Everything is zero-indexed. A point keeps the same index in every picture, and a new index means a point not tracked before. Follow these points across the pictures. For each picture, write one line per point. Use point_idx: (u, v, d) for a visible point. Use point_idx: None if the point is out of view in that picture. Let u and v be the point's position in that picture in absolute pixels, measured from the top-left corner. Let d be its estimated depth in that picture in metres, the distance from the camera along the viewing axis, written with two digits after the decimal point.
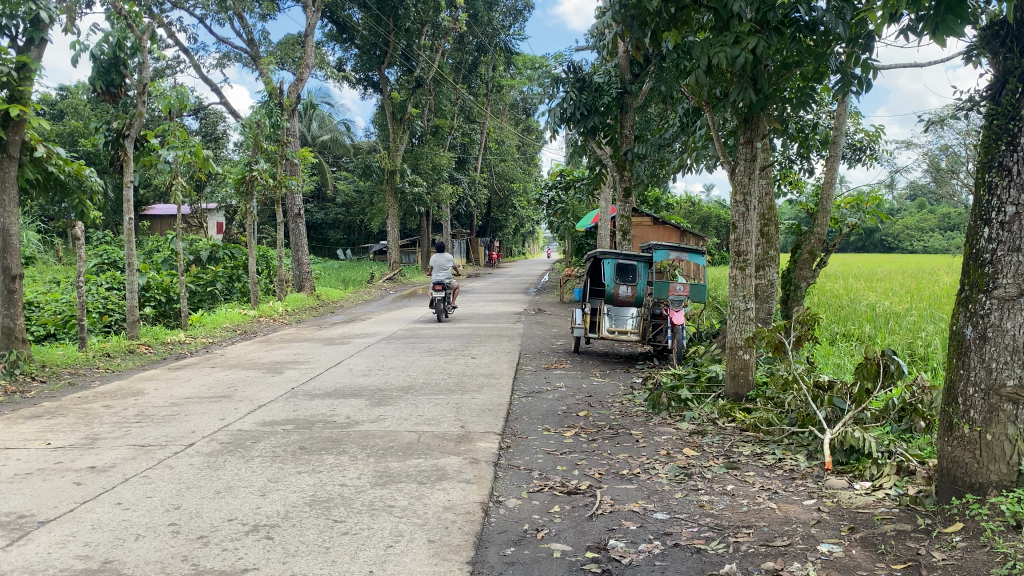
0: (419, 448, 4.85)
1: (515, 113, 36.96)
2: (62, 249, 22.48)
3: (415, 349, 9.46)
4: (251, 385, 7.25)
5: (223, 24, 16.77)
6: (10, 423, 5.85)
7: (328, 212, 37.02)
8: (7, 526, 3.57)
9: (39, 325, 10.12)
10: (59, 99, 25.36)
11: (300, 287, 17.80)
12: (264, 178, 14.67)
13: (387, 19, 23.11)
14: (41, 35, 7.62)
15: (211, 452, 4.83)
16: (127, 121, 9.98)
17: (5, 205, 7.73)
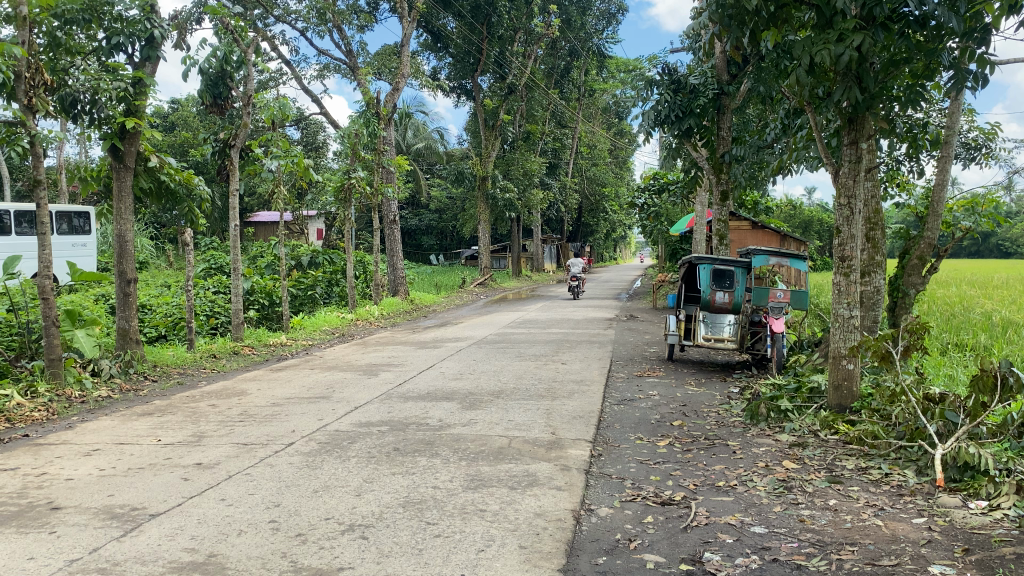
0: (510, 453, 4.86)
1: (607, 117, 36.76)
2: (173, 254, 23.70)
3: (506, 354, 9.50)
4: (348, 387, 7.42)
5: (323, 36, 17.28)
6: (124, 420, 6.16)
7: (422, 218, 37.71)
8: (121, 518, 3.76)
9: (152, 327, 10.66)
10: (171, 112, 26.75)
11: (395, 291, 18.19)
12: (362, 186, 15.05)
13: (481, 27, 23.27)
14: (156, 52, 7.99)
15: (310, 451, 4.97)
16: (233, 132, 10.43)
17: (122, 214, 8.18)
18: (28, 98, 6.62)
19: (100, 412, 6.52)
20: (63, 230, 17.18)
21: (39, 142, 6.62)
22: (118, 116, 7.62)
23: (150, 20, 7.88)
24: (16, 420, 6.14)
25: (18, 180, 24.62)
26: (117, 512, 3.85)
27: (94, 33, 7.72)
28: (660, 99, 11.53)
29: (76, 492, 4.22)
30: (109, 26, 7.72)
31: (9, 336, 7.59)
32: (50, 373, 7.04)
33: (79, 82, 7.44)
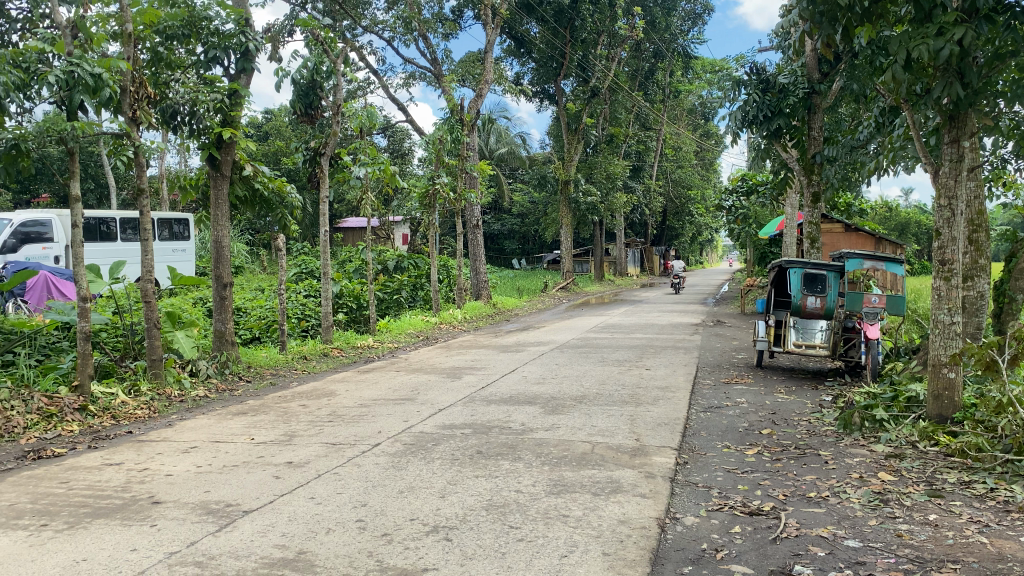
0: (593, 459, 4.83)
1: (692, 118, 36.21)
2: (266, 259, 24.54)
3: (589, 359, 9.46)
4: (432, 389, 7.52)
5: (409, 45, 17.60)
6: (220, 419, 6.39)
7: (504, 223, 37.98)
8: (216, 513, 3.90)
9: (246, 329, 11.02)
10: (264, 122, 27.67)
11: (478, 295, 18.35)
12: (446, 192, 15.27)
13: (564, 31, 23.22)
14: (250, 64, 8.23)
15: (395, 452, 5.06)
16: (323, 140, 10.74)
17: (219, 220, 8.53)
18: (132, 110, 6.95)
19: (197, 411, 6.79)
20: (164, 237, 17.94)
21: (142, 153, 6.95)
22: (215, 127, 7.91)
23: (245, 33, 8.14)
24: (121, 417, 6.45)
25: (123, 189, 25.94)
26: (213, 508, 3.99)
27: (192, 47, 8.04)
28: (748, 99, 11.34)
29: (175, 487, 4.39)
30: (208, 40, 8.01)
31: (115, 337, 7.98)
32: (152, 373, 7.38)
33: (179, 94, 7.80)
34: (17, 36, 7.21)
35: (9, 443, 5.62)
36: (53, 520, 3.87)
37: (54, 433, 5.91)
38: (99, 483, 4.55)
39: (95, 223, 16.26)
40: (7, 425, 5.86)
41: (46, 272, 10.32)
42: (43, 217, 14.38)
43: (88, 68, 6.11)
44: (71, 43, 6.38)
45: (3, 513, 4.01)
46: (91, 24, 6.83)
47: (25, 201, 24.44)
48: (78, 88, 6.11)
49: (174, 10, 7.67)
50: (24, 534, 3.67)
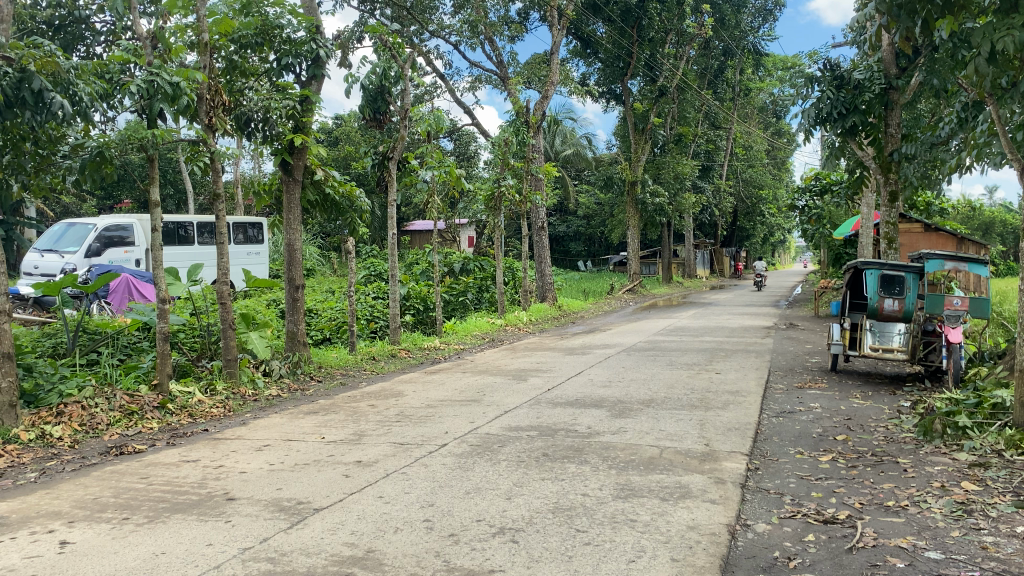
0: (661, 464, 4.77)
1: (763, 116, 35.51)
2: (337, 262, 25.03)
3: (657, 362, 9.36)
4: (498, 391, 7.54)
5: (475, 48, 17.72)
6: (292, 418, 6.54)
7: (570, 225, 37.95)
8: (288, 511, 3.98)
9: (317, 330, 11.25)
10: (334, 127, 28.25)
11: (543, 297, 18.37)
12: (511, 194, 15.32)
13: (631, 30, 23.25)
14: (321, 70, 8.35)
15: (461, 453, 5.09)
16: (391, 145, 10.89)
17: (292, 224, 8.75)
18: (209, 117, 7.17)
19: (270, 410, 6.95)
20: (238, 240, 18.47)
21: (219, 159, 7.17)
22: (287, 132, 8.16)
23: (316, 40, 8.24)
24: (198, 415, 6.65)
25: (200, 194, 26.82)
26: (285, 505, 4.08)
27: (266, 54, 8.26)
28: (822, 97, 11.01)
29: (248, 484, 4.51)
30: (280, 48, 8.19)
31: (192, 337, 8.21)
32: (228, 372, 7.60)
33: (253, 101, 7.98)
34: (102, 48, 7.49)
35: (93, 440, 5.85)
36: (134, 514, 4.01)
37: (135, 430, 6.12)
38: (177, 479, 4.70)
39: (174, 227, 16.85)
40: (92, 421, 6.09)
41: (128, 275, 10.73)
42: (125, 222, 14.97)
43: (167, 77, 6.33)
44: (151, 53, 6.61)
45: (88, 507, 4.17)
46: (170, 35, 7.07)
47: (109, 206, 25.49)
48: (157, 97, 6.33)
49: (248, 19, 7.87)
50: (107, 527, 3.81)
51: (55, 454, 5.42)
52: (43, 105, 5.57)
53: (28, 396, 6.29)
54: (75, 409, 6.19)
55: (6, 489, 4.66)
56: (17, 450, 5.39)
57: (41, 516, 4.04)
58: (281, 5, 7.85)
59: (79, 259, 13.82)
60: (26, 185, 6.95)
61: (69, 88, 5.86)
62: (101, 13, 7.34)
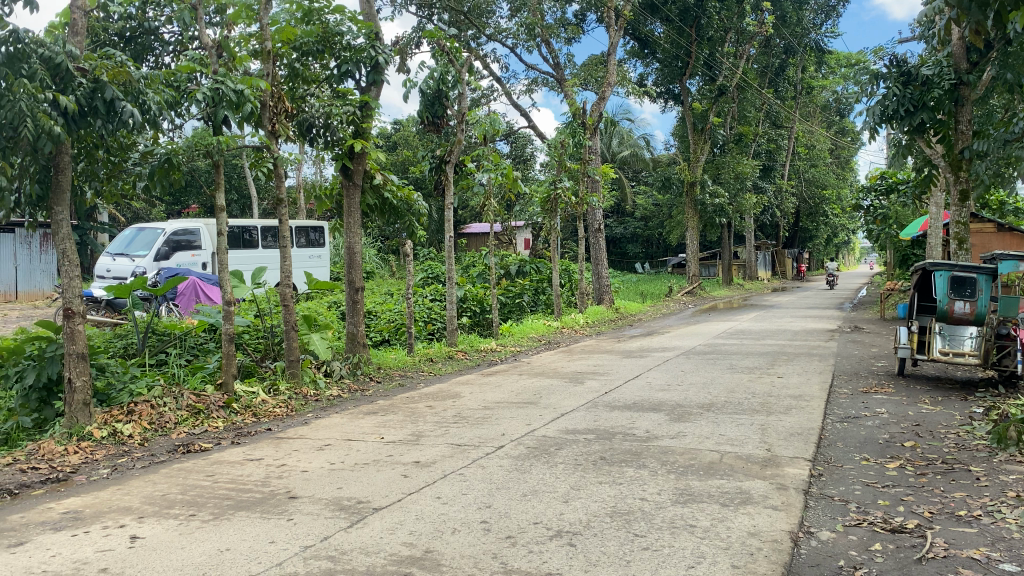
0: (721, 469, 4.70)
1: (828, 115, 34.73)
2: (395, 264, 25.36)
3: (717, 365, 9.24)
4: (554, 393, 7.53)
5: (532, 51, 17.77)
6: (352, 418, 6.63)
7: (627, 226, 37.75)
8: (348, 510, 4.04)
9: (376, 332, 11.40)
10: (393, 132, 28.63)
11: (600, 299, 18.30)
12: (568, 196, 15.30)
13: (690, 30, 22.84)
14: (381, 76, 8.46)
15: (518, 455, 5.09)
16: (448, 148, 10.98)
17: (353, 227, 8.90)
18: (272, 124, 7.33)
19: (331, 411, 7.06)
20: (301, 244, 18.84)
21: (282, 164, 7.31)
22: (348, 138, 8.25)
23: (375, 47, 8.35)
24: (261, 415, 6.80)
25: (264, 199, 27.47)
26: (344, 504, 4.14)
27: (327, 61, 8.39)
28: (888, 93, 10.81)
29: (310, 483, 4.59)
30: (340, 55, 8.31)
31: (256, 338, 8.40)
32: (290, 372, 7.76)
33: (314, 108, 8.20)
34: (170, 58, 7.71)
35: (162, 438, 6.03)
36: (200, 510, 4.12)
37: (201, 429, 6.28)
38: (241, 477, 4.81)
39: (238, 231, 17.27)
40: (160, 420, 6.27)
41: (195, 278, 11.03)
42: (192, 226, 15.38)
43: (232, 85, 6.51)
44: (216, 62, 6.80)
45: (156, 503, 4.30)
46: (234, 44, 7.26)
47: (177, 211, 26.28)
48: (222, 104, 6.49)
49: (310, 27, 8.02)
50: (175, 523, 3.91)
51: (125, 452, 5.61)
52: (114, 114, 5.78)
53: (101, 396, 6.50)
54: (144, 407, 6.37)
55: (80, 484, 4.83)
56: (91, 447, 5.59)
57: (113, 511, 4.18)
58: (342, 12, 7.96)
59: (150, 262, 14.28)
60: (98, 192, 7.10)
61: (140, 97, 6.04)
62: (170, 24, 7.56)
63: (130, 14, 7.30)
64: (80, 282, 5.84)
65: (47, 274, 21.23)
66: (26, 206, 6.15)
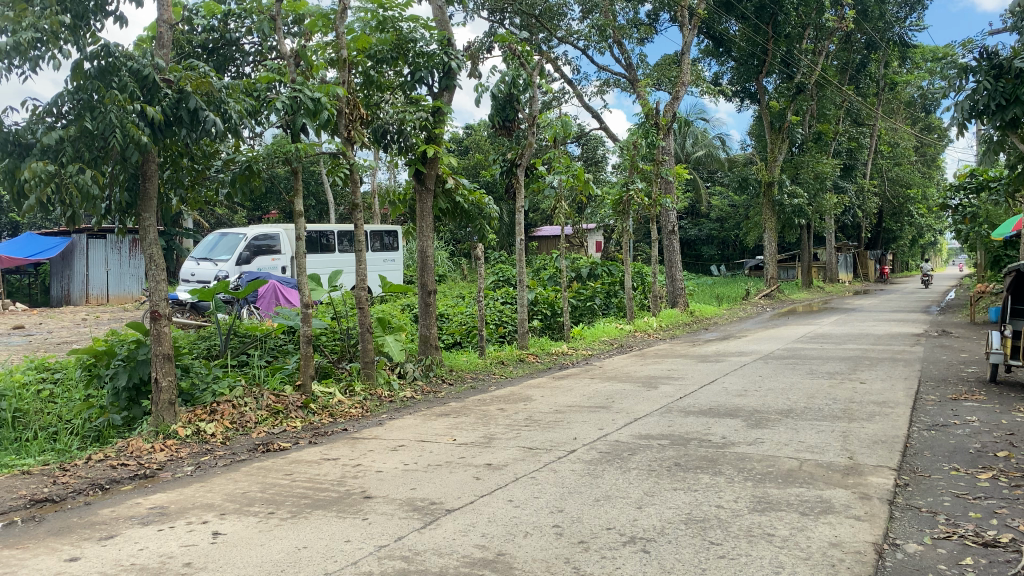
0: (801, 476, 4.58)
1: (912, 111, 33.52)
2: (467, 268, 25.57)
3: (796, 370, 9.01)
4: (628, 398, 7.46)
5: (604, 52, 17.69)
6: (425, 419, 6.71)
7: (702, 227, 37.18)
8: (421, 510, 4.08)
9: (449, 334, 11.51)
10: (465, 136, 28.90)
11: (674, 303, 18.10)
12: (640, 198, 15.18)
13: (766, 27, 22.38)
14: (453, 82, 8.53)
15: (590, 460, 5.05)
16: (519, 152, 11.01)
17: (425, 231, 9.02)
18: (347, 131, 7.49)
19: (404, 412, 7.15)
20: (375, 248, 19.17)
21: (357, 171, 7.46)
22: (420, 143, 8.38)
23: (448, 53, 8.45)
24: (338, 415, 6.94)
25: (341, 205, 28.06)
26: (418, 505, 4.18)
27: (400, 68, 8.53)
28: (978, 87, 10.32)
29: (384, 483, 4.66)
30: (414, 61, 8.44)
31: (333, 340, 8.58)
32: (365, 374, 7.90)
33: (389, 115, 8.35)
34: (250, 68, 7.94)
35: (243, 436, 6.22)
36: (279, 508, 4.22)
37: (280, 429, 6.44)
38: (318, 476, 4.90)
39: (316, 235, 17.68)
40: (242, 419, 6.46)
41: (275, 281, 11.32)
42: (272, 231, 15.80)
43: (310, 93, 6.68)
44: (293, 71, 7.00)
45: (237, 500, 4.42)
46: (312, 53, 7.46)
47: (258, 216, 27.07)
48: (299, 112, 6.66)
49: (385, 35, 8.15)
50: (255, 520, 4.02)
51: (208, 450, 5.79)
52: (197, 123, 5.95)
53: (186, 395, 6.74)
54: (226, 407, 6.57)
55: (165, 481, 5.01)
56: (176, 445, 5.79)
57: (196, 507, 4.32)
58: (415, 20, 8.09)
59: (231, 267, 14.69)
60: (183, 199, 7.37)
61: (222, 106, 6.21)
62: (250, 35, 7.78)
63: (212, 26, 7.54)
64: (166, 287, 6.06)
65: (136, 278, 22.11)
66: (116, 213, 6.41)
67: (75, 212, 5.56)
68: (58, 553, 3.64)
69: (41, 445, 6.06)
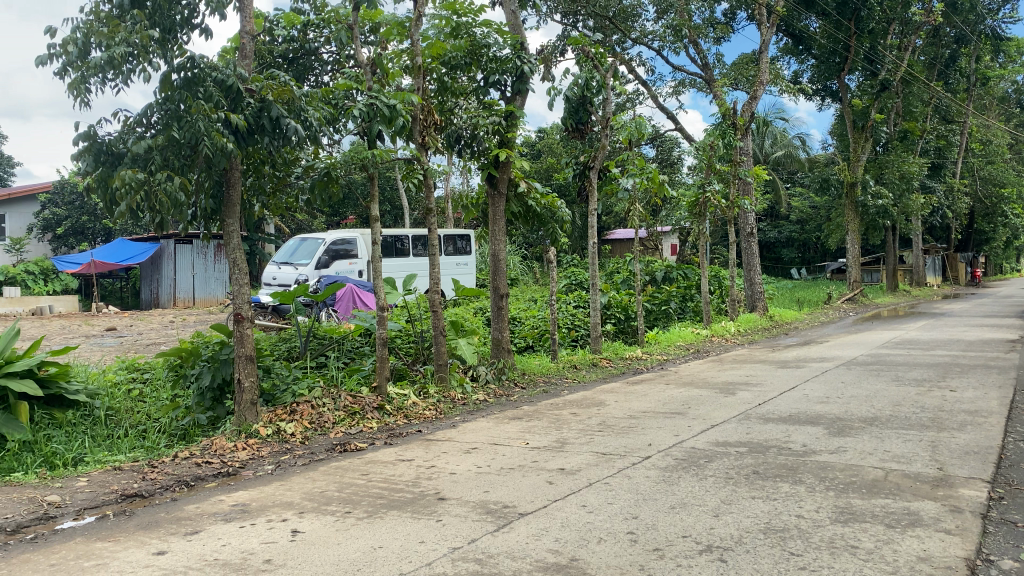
0: (887, 487, 4.42)
1: (1005, 104, 32.33)
2: (540, 271, 25.56)
3: (881, 377, 8.71)
4: (704, 404, 7.33)
5: (679, 52, 17.48)
6: (498, 423, 6.73)
7: (782, 230, 36.28)
8: (495, 513, 4.09)
9: (521, 338, 11.52)
10: (538, 140, 28.96)
11: (753, 307, 17.73)
12: (717, 200, 14.94)
13: (848, 23, 21.70)
14: (525, 85, 8.53)
15: (665, 466, 4.98)
16: (592, 154, 10.95)
17: (497, 235, 9.05)
18: (422, 136, 7.58)
19: (477, 415, 7.19)
20: (449, 252, 19.37)
21: (431, 175, 7.53)
22: (493, 148, 8.41)
23: (521, 56, 8.42)
24: (412, 417, 7.03)
25: (415, 210, 28.44)
26: (491, 508, 4.20)
27: (474, 73, 8.58)
28: None
29: (457, 486, 4.69)
30: (487, 66, 8.47)
31: (407, 342, 8.69)
32: (439, 377, 7.98)
33: (462, 120, 8.42)
34: (328, 76, 8.14)
35: (321, 436, 6.35)
36: (355, 508, 4.30)
37: (357, 429, 6.57)
38: (394, 476, 4.98)
39: (392, 240, 17.98)
40: (320, 419, 6.60)
41: (352, 285, 11.56)
42: (350, 236, 16.14)
43: (385, 100, 6.78)
44: (370, 79, 7.14)
45: (315, 499, 4.52)
46: (387, 60, 7.60)
47: (336, 222, 27.66)
48: (375, 119, 6.78)
49: (458, 41, 8.25)
50: (332, 519, 4.10)
51: (288, 449, 5.93)
52: (279, 130, 6.15)
53: (268, 396, 6.94)
54: (305, 407, 6.72)
55: (248, 478, 5.17)
56: (258, 444, 5.95)
57: (277, 505, 4.43)
58: (488, 25, 8.13)
59: (311, 270, 15.02)
60: (265, 205, 7.57)
61: (301, 114, 6.37)
62: (328, 44, 7.96)
63: (292, 36, 7.75)
64: (249, 290, 6.24)
65: (221, 282, 22.87)
66: (201, 219, 6.63)
67: (163, 219, 5.77)
68: (148, 546, 3.79)
69: (132, 443, 6.30)
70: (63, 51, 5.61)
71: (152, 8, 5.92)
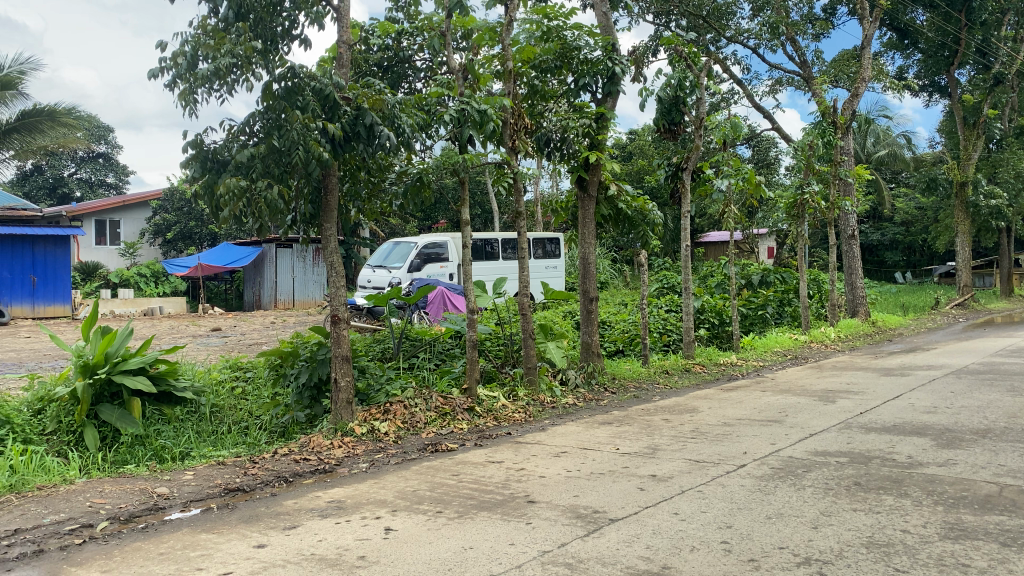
0: (1001, 503, 4.19)
1: None
2: (630, 274, 25.34)
3: (995, 387, 8.24)
4: (802, 412, 7.11)
5: (776, 50, 17.02)
6: (589, 427, 6.69)
7: (885, 232, 34.83)
8: (585, 518, 4.07)
9: (611, 342, 11.42)
10: (629, 142, 28.67)
11: (855, 312, 17.10)
12: (816, 201, 14.44)
13: (959, 14, 20.84)
14: (617, 87, 8.45)
15: (762, 475, 4.86)
16: (685, 155, 10.77)
17: (587, 237, 9.01)
18: (512, 140, 7.62)
19: (567, 418, 7.17)
20: (538, 255, 19.42)
21: (520, 179, 7.56)
22: (583, 150, 8.37)
23: (612, 58, 8.34)
24: (502, 419, 7.07)
25: (506, 213, 28.56)
26: (581, 512, 4.18)
27: (565, 76, 8.58)
28: None
29: (547, 489, 4.69)
30: (578, 68, 8.44)
31: (497, 345, 8.74)
32: (528, 379, 7.99)
33: (552, 123, 8.42)
34: (421, 83, 8.27)
35: (412, 436, 6.47)
36: (447, 508, 4.35)
37: (448, 429, 6.66)
38: (484, 478, 5.02)
39: (482, 244, 18.16)
40: (412, 419, 6.72)
41: (443, 288, 11.72)
42: (441, 240, 16.35)
43: (476, 105, 6.84)
44: (462, 85, 7.21)
45: (409, 498, 4.60)
46: (479, 66, 7.68)
47: (428, 226, 28.09)
48: (466, 124, 6.85)
49: (549, 44, 8.27)
50: (424, 518, 4.16)
51: (382, 448, 6.07)
52: (374, 137, 6.29)
53: (362, 395, 7.11)
54: (398, 407, 6.84)
55: (343, 475, 5.31)
56: (353, 443, 6.10)
57: (370, 503, 4.53)
58: (580, 27, 8.12)
59: (403, 273, 15.32)
60: (361, 210, 7.74)
61: (395, 121, 6.49)
62: (421, 52, 8.10)
63: (386, 45, 7.93)
64: (345, 292, 6.41)
65: (318, 284, 23.57)
66: (300, 224, 6.84)
67: (264, 224, 5.98)
68: (248, 539, 3.94)
69: (234, 439, 6.56)
70: (173, 64, 5.91)
71: (255, 20, 6.24)
